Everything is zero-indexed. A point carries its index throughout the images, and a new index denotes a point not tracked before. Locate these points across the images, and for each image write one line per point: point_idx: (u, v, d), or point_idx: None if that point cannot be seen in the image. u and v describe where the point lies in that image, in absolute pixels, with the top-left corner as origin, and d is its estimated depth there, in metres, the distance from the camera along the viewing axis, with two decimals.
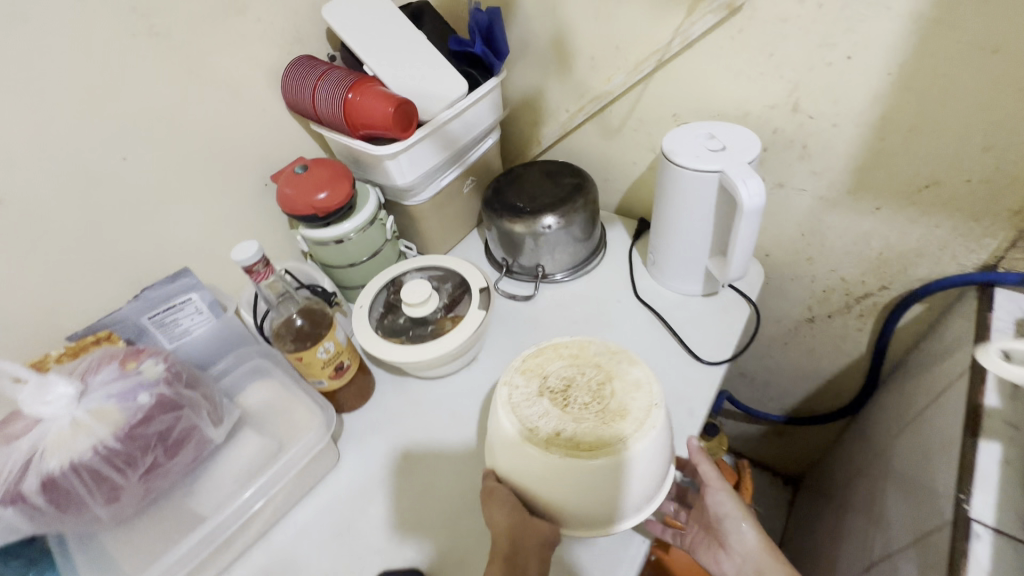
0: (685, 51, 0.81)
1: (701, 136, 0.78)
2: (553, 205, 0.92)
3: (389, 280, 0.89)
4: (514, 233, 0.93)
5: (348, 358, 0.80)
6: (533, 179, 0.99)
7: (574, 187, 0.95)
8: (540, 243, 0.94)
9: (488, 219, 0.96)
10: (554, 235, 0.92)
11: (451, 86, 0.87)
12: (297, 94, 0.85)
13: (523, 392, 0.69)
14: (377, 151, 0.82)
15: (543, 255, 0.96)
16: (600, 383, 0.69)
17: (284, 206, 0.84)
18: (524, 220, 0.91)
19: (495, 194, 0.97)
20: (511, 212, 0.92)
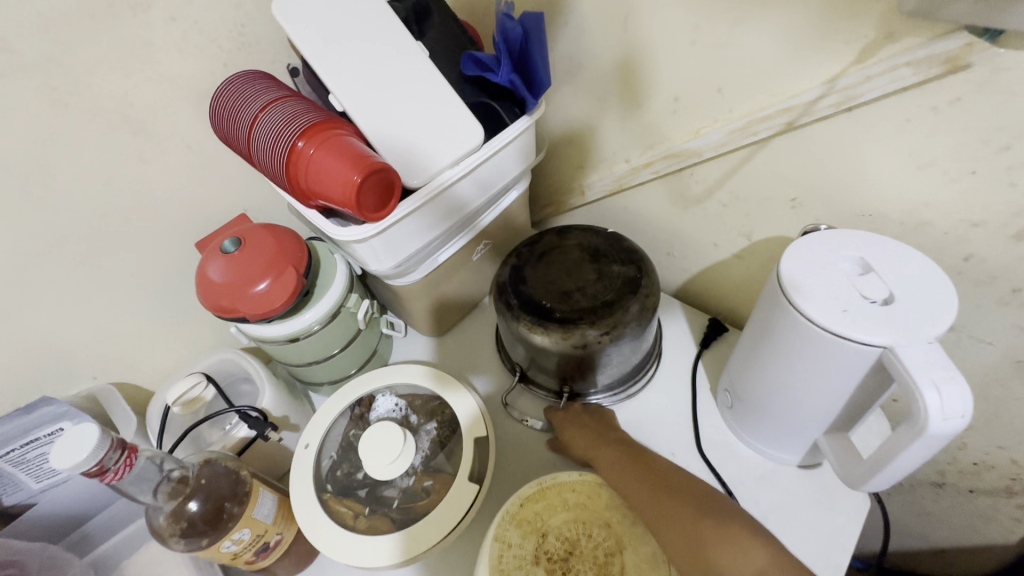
0: (840, 116, 0.49)
1: (846, 265, 0.49)
2: (594, 311, 0.62)
3: (352, 402, 0.64)
4: (533, 345, 0.63)
5: (278, 531, 0.55)
6: (570, 255, 0.68)
7: (627, 281, 0.65)
8: (572, 362, 0.64)
9: (499, 314, 0.66)
10: (593, 354, 0.62)
11: (458, 132, 0.58)
12: (230, 131, 0.58)
13: (516, 556, 0.52)
14: (338, 235, 0.54)
15: (574, 373, 0.66)
16: (609, 553, 0.52)
17: (204, 298, 0.58)
18: (550, 332, 0.61)
19: (514, 276, 0.67)
20: (532, 313, 0.63)
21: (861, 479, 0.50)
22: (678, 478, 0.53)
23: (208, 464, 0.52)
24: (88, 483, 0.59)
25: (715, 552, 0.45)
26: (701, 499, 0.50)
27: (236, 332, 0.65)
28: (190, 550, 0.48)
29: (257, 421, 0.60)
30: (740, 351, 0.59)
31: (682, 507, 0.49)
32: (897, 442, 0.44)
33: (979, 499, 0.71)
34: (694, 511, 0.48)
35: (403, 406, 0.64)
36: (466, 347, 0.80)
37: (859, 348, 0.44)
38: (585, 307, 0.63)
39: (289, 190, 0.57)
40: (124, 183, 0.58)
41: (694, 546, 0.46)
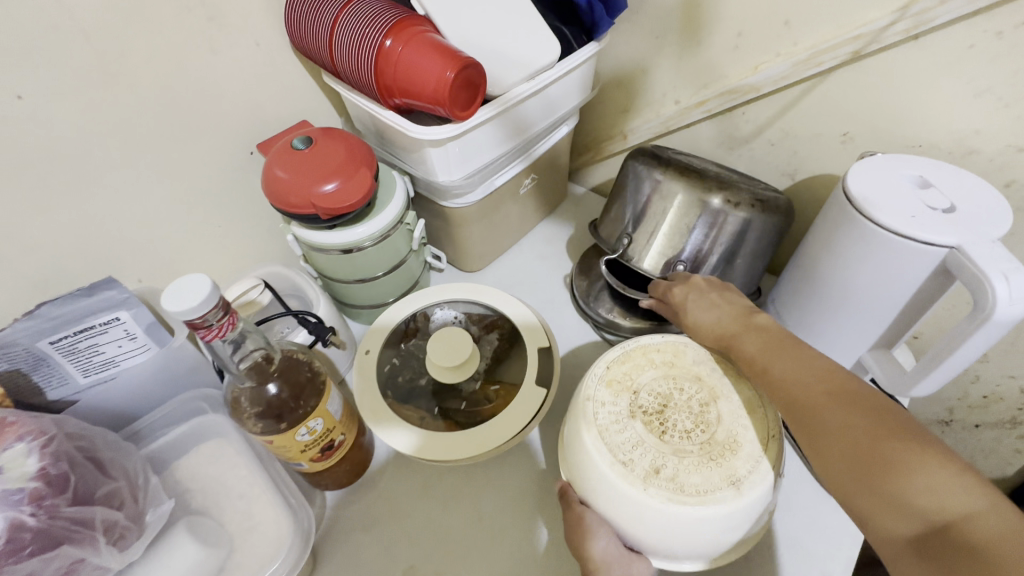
0: (904, 45, 0.54)
1: (906, 181, 0.52)
2: (736, 183, 0.60)
3: (408, 316, 0.64)
4: (669, 197, 0.60)
5: (343, 433, 0.55)
6: (703, 162, 0.67)
7: (766, 187, 0.63)
8: (694, 229, 0.60)
9: (634, 169, 0.63)
10: (720, 224, 0.59)
11: (536, 48, 0.59)
12: (308, 27, 0.57)
13: (611, 412, 0.47)
14: (419, 135, 0.55)
15: (687, 252, 0.61)
16: (703, 403, 0.48)
17: (270, 196, 0.57)
18: (693, 181, 0.59)
19: (652, 150, 0.66)
20: (680, 166, 0.61)
21: (909, 385, 0.53)
22: (834, 380, 0.40)
23: (283, 353, 0.51)
24: (137, 383, 0.56)
25: (878, 470, 0.34)
26: (863, 408, 0.37)
27: (291, 241, 0.64)
28: (266, 434, 0.47)
29: (318, 325, 0.59)
30: (797, 276, 0.62)
31: (844, 414, 0.37)
32: (956, 336, 0.48)
33: (983, 433, 0.77)
34: (855, 420, 0.37)
35: (462, 319, 0.65)
36: (509, 281, 0.81)
37: (927, 248, 0.47)
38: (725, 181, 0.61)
39: (367, 90, 0.56)
40: (196, 71, 0.56)
41: (848, 463, 0.36)
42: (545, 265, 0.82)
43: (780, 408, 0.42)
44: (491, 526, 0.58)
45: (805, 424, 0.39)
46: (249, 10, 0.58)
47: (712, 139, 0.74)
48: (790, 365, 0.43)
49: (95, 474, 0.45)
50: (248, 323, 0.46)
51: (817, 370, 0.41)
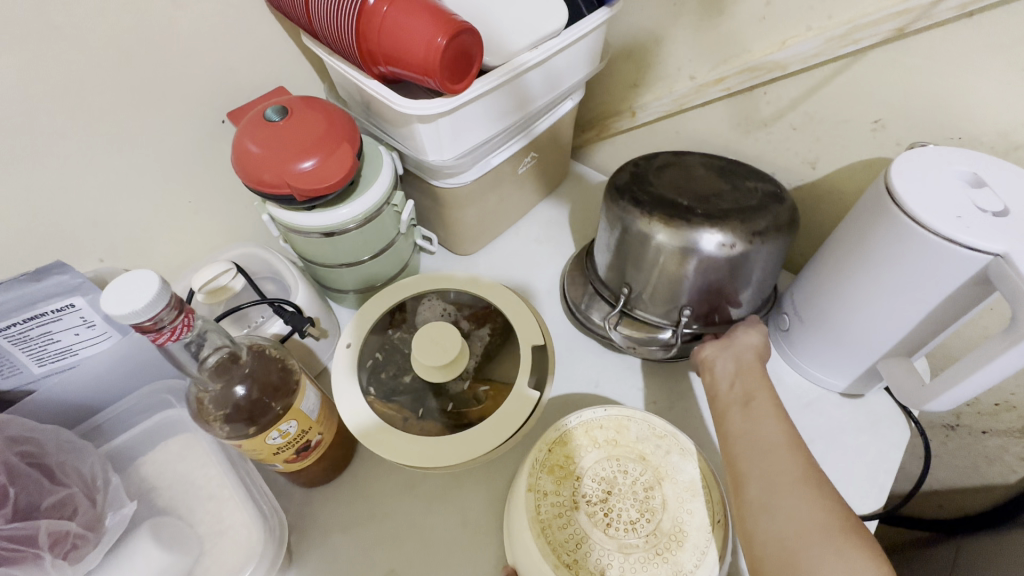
0: (955, 23, 0.48)
1: (957, 178, 0.47)
2: (731, 213, 0.53)
3: (393, 306, 0.59)
4: (658, 246, 0.54)
5: (320, 433, 0.51)
6: (694, 169, 0.60)
7: (766, 195, 0.56)
8: (690, 273, 0.55)
9: (616, 212, 0.57)
10: (713, 262, 0.53)
11: (542, 12, 0.53)
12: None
13: (554, 504, 0.46)
14: (409, 109, 0.49)
15: (688, 291, 0.57)
16: (647, 487, 0.46)
17: (242, 173, 0.51)
18: (682, 228, 0.52)
19: (634, 179, 0.58)
20: (666, 207, 0.54)
21: (925, 398, 0.50)
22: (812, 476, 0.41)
23: (254, 351, 0.47)
24: (99, 372, 0.52)
25: (802, 559, 0.37)
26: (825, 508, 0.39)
27: (266, 222, 0.59)
28: (234, 437, 0.43)
29: (295, 315, 0.55)
30: (819, 274, 0.58)
31: (803, 498, 0.39)
32: (984, 353, 0.44)
33: (987, 438, 0.75)
34: (812, 506, 0.39)
35: (451, 311, 0.60)
36: (504, 266, 0.76)
37: (967, 254, 0.43)
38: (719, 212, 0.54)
39: (347, 54, 0.50)
40: (157, 24, 0.50)
41: (788, 545, 0.38)
42: (542, 249, 0.78)
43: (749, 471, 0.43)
44: (477, 529, 0.56)
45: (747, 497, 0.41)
46: None
47: (729, 120, 0.68)
48: (768, 437, 0.43)
49: (40, 484, 0.42)
50: (208, 320, 0.41)
51: (787, 445, 0.43)
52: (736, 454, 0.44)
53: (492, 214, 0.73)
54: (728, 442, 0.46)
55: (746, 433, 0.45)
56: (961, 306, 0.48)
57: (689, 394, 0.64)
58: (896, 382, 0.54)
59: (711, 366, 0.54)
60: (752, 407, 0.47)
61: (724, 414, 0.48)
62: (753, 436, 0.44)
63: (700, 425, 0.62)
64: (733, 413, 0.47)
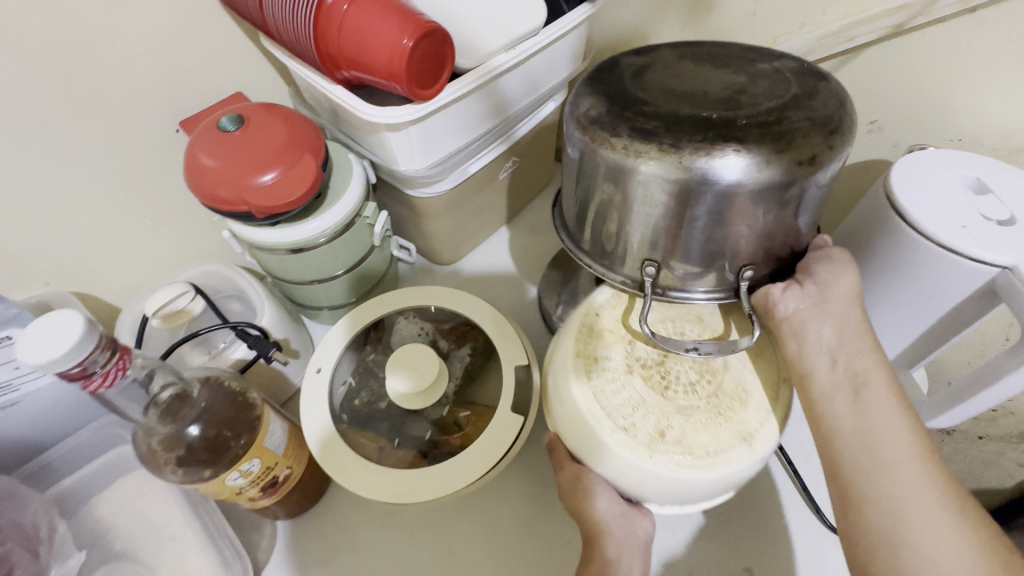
0: (956, 18, 0.46)
1: (960, 184, 0.45)
2: (782, 115, 0.36)
3: (369, 324, 0.56)
4: (694, 189, 0.36)
5: (289, 466, 0.47)
6: (687, 68, 0.41)
7: (798, 74, 0.39)
8: (749, 215, 0.37)
9: (614, 157, 0.37)
10: (771, 196, 0.36)
11: (520, 10, 0.49)
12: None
13: (606, 369, 0.43)
14: (378, 117, 0.45)
15: (745, 242, 0.39)
16: (707, 349, 0.44)
17: (196, 189, 0.47)
18: (732, 153, 0.34)
19: (614, 101, 0.38)
20: (693, 130, 0.35)
21: (926, 415, 0.48)
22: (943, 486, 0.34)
23: (209, 383, 0.43)
24: (44, 406, 0.48)
25: None
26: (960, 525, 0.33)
27: (227, 238, 0.54)
28: (189, 482, 0.40)
29: (260, 340, 0.51)
30: None
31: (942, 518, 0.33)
32: (988, 370, 0.42)
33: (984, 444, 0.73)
34: (955, 527, 0.33)
35: (429, 330, 0.57)
36: (486, 276, 0.73)
37: (972, 267, 0.41)
38: (761, 115, 0.37)
39: (305, 57, 0.46)
40: (96, 27, 0.46)
41: None
42: (527, 258, 0.74)
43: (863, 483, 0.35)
44: (459, 562, 0.52)
45: (869, 525, 0.34)
46: None
47: None
48: (894, 444, 0.35)
49: None
50: (151, 356, 0.38)
51: (915, 456, 0.35)
52: (846, 465, 0.36)
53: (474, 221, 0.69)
54: (836, 444, 0.37)
55: (862, 434, 0.36)
56: (965, 320, 0.45)
57: None
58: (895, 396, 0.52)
59: (802, 334, 0.40)
60: (865, 398, 0.37)
61: (824, 402, 0.38)
62: (872, 443, 0.36)
63: None
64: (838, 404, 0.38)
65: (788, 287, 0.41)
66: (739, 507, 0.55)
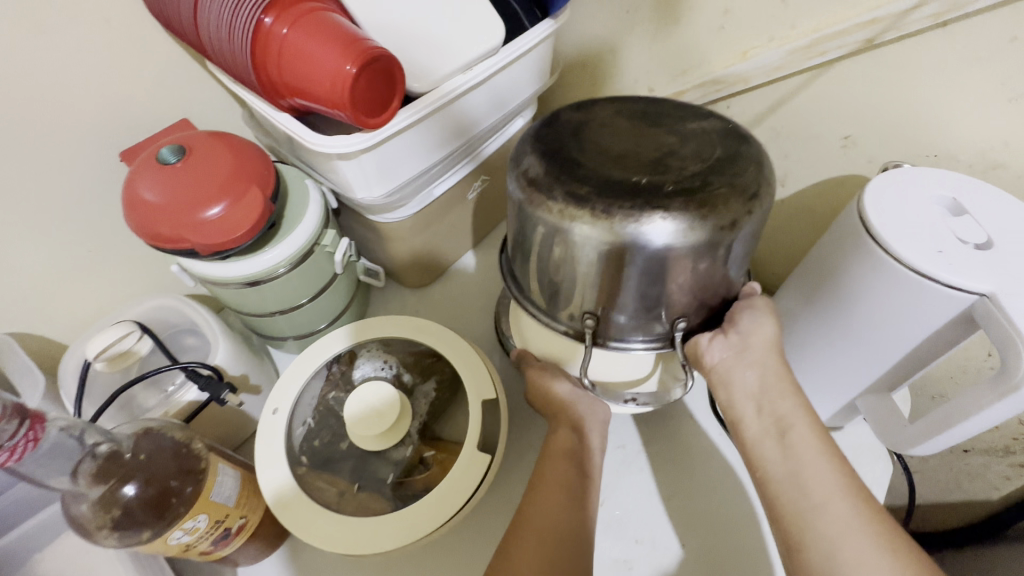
0: (928, 33, 0.43)
1: (935, 205, 0.43)
2: (707, 179, 0.37)
3: (330, 359, 0.53)
4: (625, 253, 0.36)
5: (241, 516, 0.45)
6: (621, 127, 0.41)
7: (723, 135, 0.40)
8: (676, 274, 0.38)
9: (550, 220, 0.37)
10: (696, 254, 0.37)
11: (476, 30, 0.47)
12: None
13: None
14: (325, 147, 0.42)
15: (676, 296, 0.40)
16: None
17: (134, 226, 0.44)
18: (659, 221, 0.35)
19: (552, 161, 0.39)
20: (623, 196, 0.36)
21: (908, 443, 0.46)
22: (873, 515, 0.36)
23: (145, 437, 0.40)
24: None
25: None
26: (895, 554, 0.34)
27: (177, 272, 0.51)
28: (127, 546, 0.37)
29: (211, 383, 0.48)
30: (793, 306, 0.53)
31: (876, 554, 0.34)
32: (969, 401, 0.40)
33: (970, 457, 0.72)
34: (888, 562, 0.34)
35: (393, 364, 0.55)
36: (459, 298, 0.70)
37: (949, 295, 0.39)
38: (686, 178, 0.37)
39: (247, 83, 0.43)
40: (20, 57, 0.43)
41: None
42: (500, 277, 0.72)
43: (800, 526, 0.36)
44: None
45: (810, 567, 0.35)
46: None
47: None
48: (822, 485, 0.37)
49: None
50: (68, 420, 0.36)
51: (844, 493, 0.36)
52: (783, 508, 0.37)
53: (442, 243, 0.67)
54: (770, 488, 0.38)
55: (792, 477, 0.38)
56: (942, 347, 0.44)
57: (660, 435, 0.59)
58: (874, 423, 0.50)
59: (727, 380, 0.42)
60: (791, 440, 0.39)
61: (755, 446, 0.40)
62: (802, 483, 0.37)
63: (672, 470, 0.57)
64: (766, 446, 0.40)
65: (714, 337, 0.43)
66: (721, 538, 0.53)
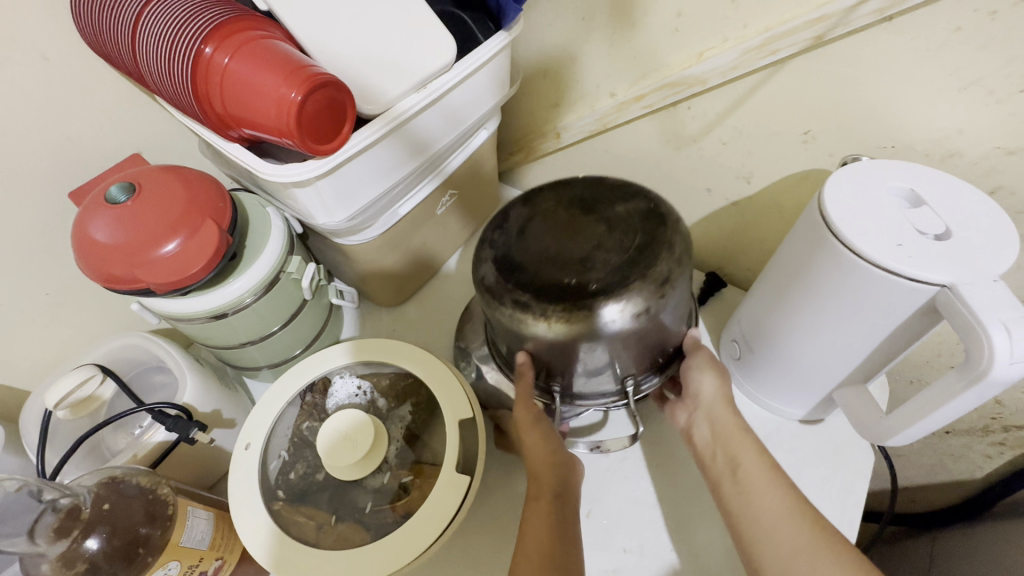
0: (874, 28, 0.44)
1: (893, 197, 0.43)
2: (628, 272, 0.44)
3: (304, 387, 0.52)
4: (570, 342, 0.44)
5: (218, 556, 0.43)
6: (559, 219, 0.47)
7: (644, 218, 0.47)
8: (613, 351, 0.46)
9: (503, 320, 0.45)
10: (625, 335, 0.44)
11: (423, 45, 0.46)
12: (103, 20, 0.42)
13: None
14: (277, 177, 0.42)
15: (619, 363, 0.49)
16: None
17: (86, 267, 0.43)
18: (589, 318, 0.42)
19: (500, 267, 0.46)
20: (558, 299, 0.43)
21: (885, 434, 0.46)
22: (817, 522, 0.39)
23: (105, 488, 0.39)
24: None
25: None
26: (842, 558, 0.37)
27: (139, 310, 0.50)
28: None
29: (179, 422, 0.47)
30: (761, 305, 0.54)
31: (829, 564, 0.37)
32: (941, 391, 0.40)
33: (951, 438, 0.72)
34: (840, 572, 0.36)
35: (367, 389, 0.54)
36: (435, 313, 0.70)
37: (911, 286, 0.39)
38: (613, 271, 0.44)
39: (193, 113, 0.42)
40: None
41: None
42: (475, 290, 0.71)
43: (758, 555, 0.40)
44: None
45: None
46: (27, 14, 0.43)
47: (656, 136, 0.63)
48: (770, 513, 0.40)
49: None
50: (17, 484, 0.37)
51: (794, 516, 0.40)
52: (747, 539, 0.41)
53: (413, 261, 0.66)
54: (734, 523, 0.42)
55: (747, 509, 0.42)
56: (912, 335, 0.44)
57: (643, 442, 0.59)
58: (852, 415, 0.50)
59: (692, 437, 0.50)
60: (744, 476, 0.43)
61: (717, 487, 0.45)
62: (756, 514, 0.41)
63: (656, 475, 0.57)
64: (726, 485, 0.44)
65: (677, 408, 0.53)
66: (709, 542, 0.52)
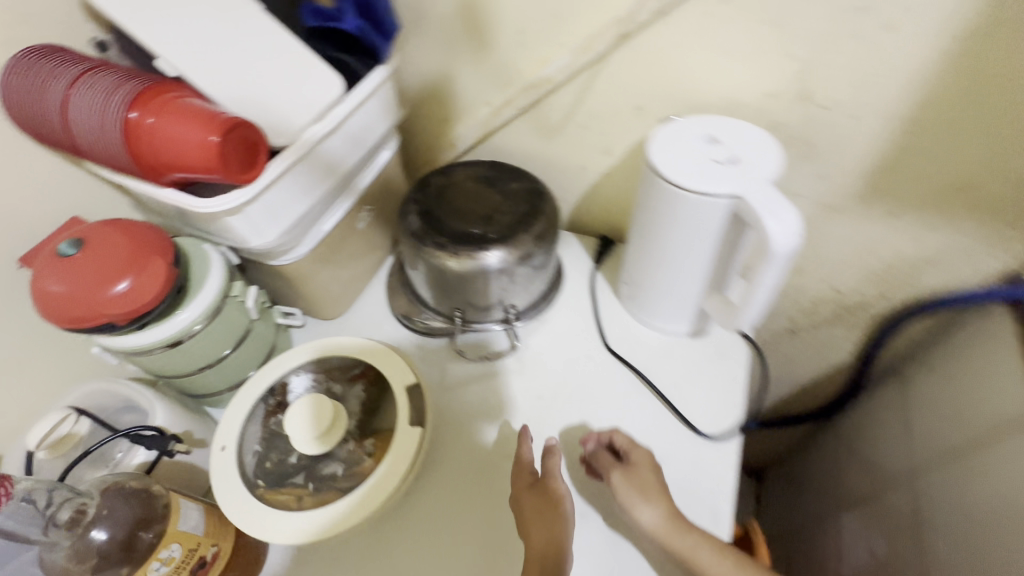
0: (657, 22, 0.58)
1: (698, 140, 0.57)
2: (515, 229, 0.65)
3: (267, 390, 0.60)
4: (473, 273, 0.64)
5: (217, 543, 0.49)
6: (469, 191, 0.69)
7: (529, 194, 0.69)
8: (506, 283, 0.67)
9: (427, 259, 0.65)
10: (511, 272, 0.65)
11: (314, 85, 0.56)
12: (33, 105, 0.49)
13: None
14: (210, 208, 0.50)
15: (507, 293, 0.69)
16: None
17: (50, 316, 0.49)
18: (486, 258, 0.63)
19: (425, 221, 0.66)
20: (464, 242, 0.64)
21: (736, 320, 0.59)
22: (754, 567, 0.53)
23: (109, 491, 0.46)
24: None
25: None
26: None
27: (99, 352, 0.56)
28: None
29: (155, 438, 0.53)
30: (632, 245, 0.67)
31: None
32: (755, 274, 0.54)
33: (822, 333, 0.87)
34: None
35: (321, 380, 0.61)
36: (374, 317, 0.78)
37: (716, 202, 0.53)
38: (504, 227, 0.65)
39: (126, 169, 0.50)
40: None
41: None
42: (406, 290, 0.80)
43: None
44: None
45: None
46: None
47: (530, 131, 0.75)
48: None
49: None
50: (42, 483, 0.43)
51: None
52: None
53: (345, 272, 0.75)
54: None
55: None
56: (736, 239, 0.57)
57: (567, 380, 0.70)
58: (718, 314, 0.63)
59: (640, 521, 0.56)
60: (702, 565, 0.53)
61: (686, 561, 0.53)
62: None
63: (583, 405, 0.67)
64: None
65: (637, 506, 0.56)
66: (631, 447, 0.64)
